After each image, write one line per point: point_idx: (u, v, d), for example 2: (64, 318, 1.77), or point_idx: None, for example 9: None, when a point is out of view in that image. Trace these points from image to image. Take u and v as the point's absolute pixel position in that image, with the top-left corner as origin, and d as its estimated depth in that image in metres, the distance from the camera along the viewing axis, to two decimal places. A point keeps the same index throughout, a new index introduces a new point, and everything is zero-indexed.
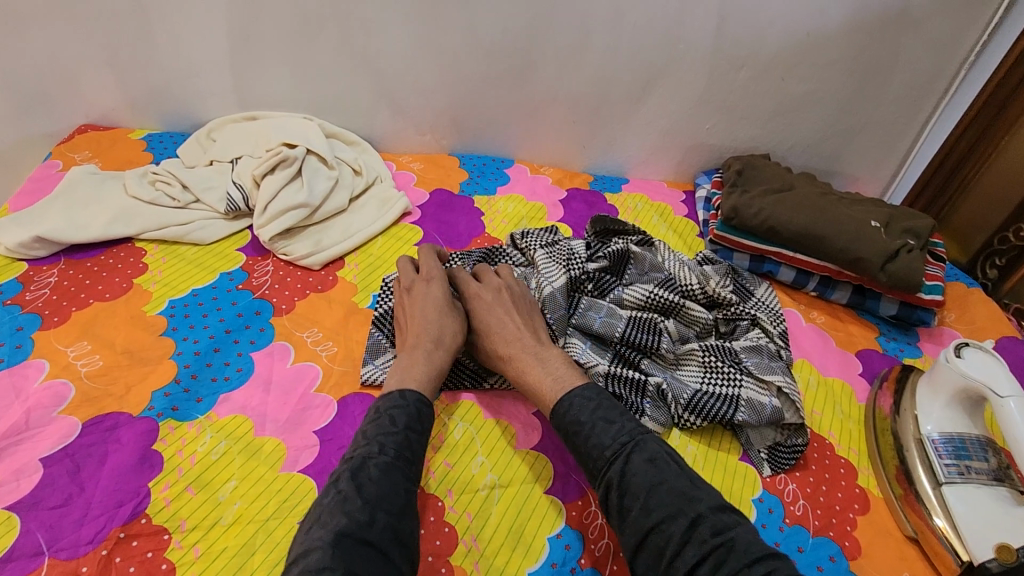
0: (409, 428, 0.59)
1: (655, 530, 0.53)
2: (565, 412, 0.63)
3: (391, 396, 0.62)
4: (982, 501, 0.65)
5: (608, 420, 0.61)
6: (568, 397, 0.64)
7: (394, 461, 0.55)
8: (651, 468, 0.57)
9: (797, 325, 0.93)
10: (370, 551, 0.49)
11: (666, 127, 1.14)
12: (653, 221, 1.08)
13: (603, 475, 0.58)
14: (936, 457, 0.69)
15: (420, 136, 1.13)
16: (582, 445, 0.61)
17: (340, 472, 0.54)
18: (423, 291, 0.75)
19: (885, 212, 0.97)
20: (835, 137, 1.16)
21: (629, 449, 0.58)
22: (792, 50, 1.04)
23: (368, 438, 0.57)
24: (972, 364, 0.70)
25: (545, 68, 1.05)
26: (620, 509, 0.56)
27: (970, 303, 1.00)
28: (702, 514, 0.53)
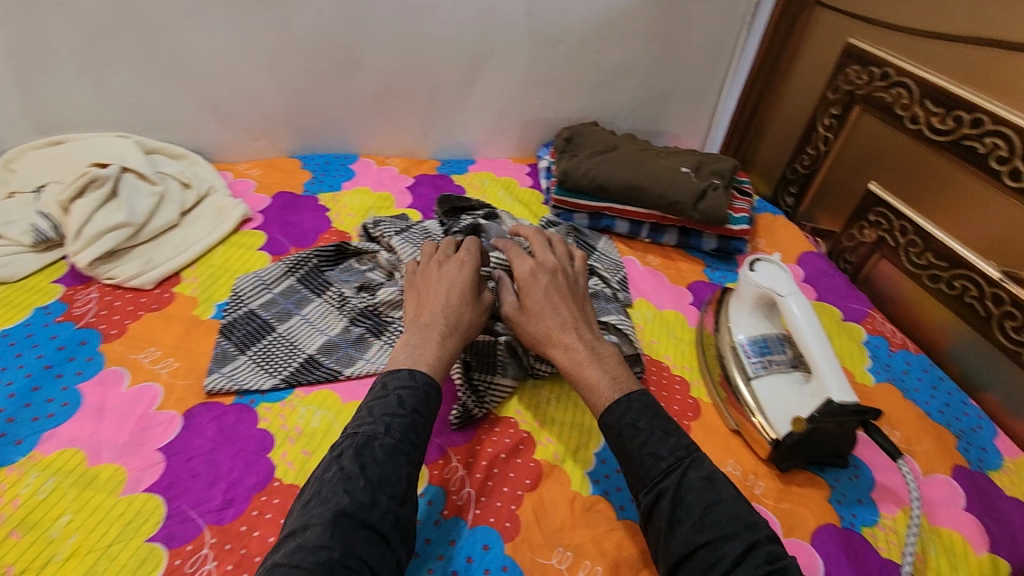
0: (416, 411, 0.59)
1: (707, 546, 0.52)
2: (620, 415, 0.62)
3: (401, 374, 0.62)
4: (781, 386, 0.75)
5: (665, 429, 0.60)
6: (626, 398, 0.63)
7: (399, 444, 0.56)
8: (707, 486, 0.56)
9: (635, 269, 1.03)
10: (369, 534, 0.51)
11: (501, 107, 1.20)
12: (499, 196, 1.14)
13: (656, 484, 0.57)
14: (746, 357, 0.79)
15: (254, 142, 1.10)
16: (635, 452, 0.59)
17: (344, 449, 0.55)
18: (452, 271, 0.74)
19: (695, 159, 1.09)
20: (653, 100, 1.28)
21: (687, 463, 0.57)
22: (598, 24, 1.13)
23: (374, 415, 0.58)
24: (761, 274, 0.81)
25: (372, 62, 1.06)
26: (670, 520, 0.54)
27: (776, 229, 1.16)
28: (761, 540, 0.52)
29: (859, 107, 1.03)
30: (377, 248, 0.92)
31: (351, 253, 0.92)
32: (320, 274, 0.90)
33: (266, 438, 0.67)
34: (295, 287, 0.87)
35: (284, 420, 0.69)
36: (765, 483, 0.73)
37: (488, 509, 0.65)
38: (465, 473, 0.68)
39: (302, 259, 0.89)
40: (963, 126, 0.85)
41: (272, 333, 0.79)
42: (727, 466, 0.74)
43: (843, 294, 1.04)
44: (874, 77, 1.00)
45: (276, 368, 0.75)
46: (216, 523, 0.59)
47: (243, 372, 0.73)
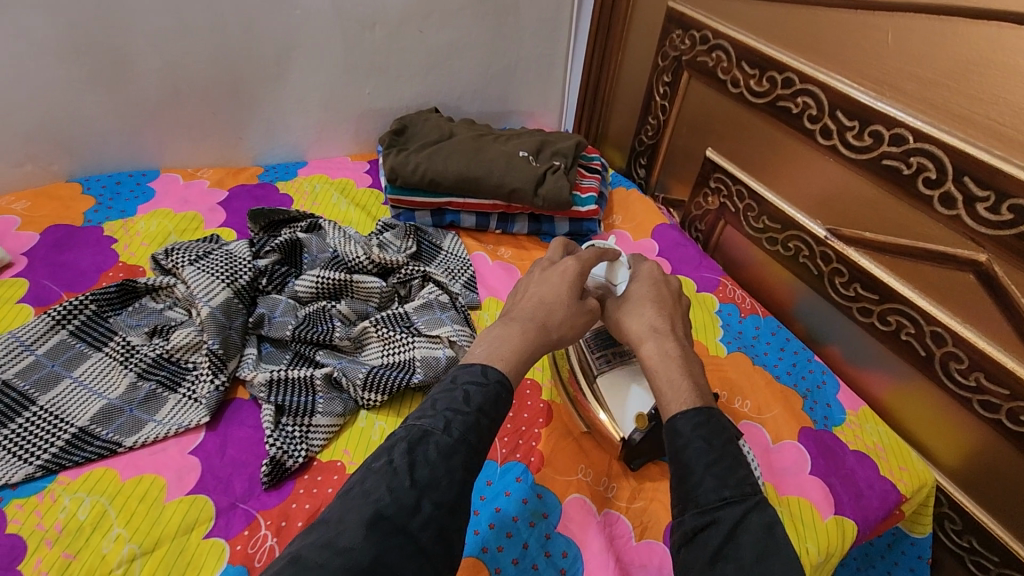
0: (482, 411, 0.49)
1: None
2: (694, 422, 0.52)
3: (473, 369, 0.52)
4: (624, 379, 0.69)
5: (739, 457, 0.50)
6: (708, 410, 0.53)
7: (457, 445, 0.46)
8: (770, 535, 0.44)
9: (485, 265, 0.96)
10: (405, 544, 0.40)
11: (324, 101, 1.08)
12: (332, 200, 1.02)
13: (710, 509, 0.46)
14: (588, 351, 0.72)
15: (16, 168, 0.92)
16: (697, 467, 0.49)
17: (397, 441, 0.46)
18: (554, 271, 0.65)
19: (536, 140, 1.04)
20: (495, 79, 1.21)
21: (756, 502, 0.47)
22: (417, 2, 1.04)
23: (436, 408, 0.48)
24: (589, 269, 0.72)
25: (148, 61, 0.90)
26: (718, 555, 0.44)
27: (630, 203, 1.14)
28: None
29: (687, 74, 1.01)
30: (173, 281, 0.78)
31: (138, 289, 0.78)
32: (102, 321, 0.75)
33: (15, 546, 0.55)
34: (68, 342, 0.72)
35: (42, 518, 0.57)
36: (619, 483, 0.69)
37: None
38: (275, 541, 0.58)
39: (74, 307, 0.73)
40: (778, 87, 0.85)
41: (30, 408, 0.65)
42: (579, 473, 0.69)
43: (696, 264, 1.03)
44: (695, 42, 0.97)
45: (32, 453, 0.61)
46: None
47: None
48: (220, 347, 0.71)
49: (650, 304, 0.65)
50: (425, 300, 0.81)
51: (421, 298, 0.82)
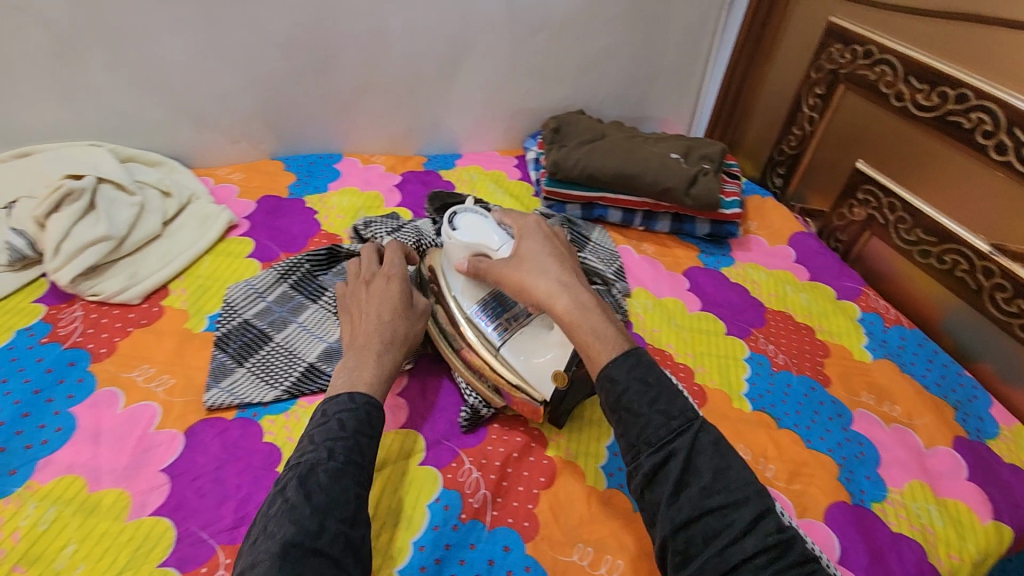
0: (359, 432, 0.56)
1: (715, 512, 0.50)
2: (629, 366, 0.56)
3: (338, 399, 0.58)
4: (522, 346, 0.70)
5: (674, 389, 0.55)
6: (633, 352, 0.57)
7: (345, 466, 0.53)
8: (718, 453, 0.52)
9: (631, 258, 1.02)
10: (320, 561, 0.47)
11: (485, 99, 1.17)
12: (489, 189, 1.12)
13: (664, 443, 0.52)
14: (484, 325, 0.72)
15: (233, 144, 1.05)
16: (643, 408, 0.54)
17: (287, 481, 0.51)
18: (381, 287, 0.70)
19: (684, 144, 1.09)
20: (638, 85, 1.27)
21: (697, 426, 0.54)
22: (579, 10, 1.12)
23: (316, 442, 0.54)
24: (465, 230, 0.72)
25: (349, 56, 1.02)
26: (678, 483, 0.51)
27: (766, 211, 1.17)
28: (770, 508, 0.51)
29: (842, 87, 1.04)
30: None
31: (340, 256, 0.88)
32: (313, 279, 0.86)
33: (272, 452, 0.66)
34: (289, 294, 0.84)
35: (290, 432, 0.68)
36: (776, 465, 0.73)
37: (505, 509, 0.64)
38: (479, 475, 0.66)
39: (294, 264, 0.86)
40: (948, 103, 0.87)
41: (268, 344, 0.77)
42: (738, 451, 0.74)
43: (836, 272, 1.05)
44: (857, 56, 1.01)
45: (277, 380, 0.72)
46: (230, 544, 0.57)
47: (243, 385, 0.71)
48: None
49: (544, 257, 0.65)
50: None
51: None
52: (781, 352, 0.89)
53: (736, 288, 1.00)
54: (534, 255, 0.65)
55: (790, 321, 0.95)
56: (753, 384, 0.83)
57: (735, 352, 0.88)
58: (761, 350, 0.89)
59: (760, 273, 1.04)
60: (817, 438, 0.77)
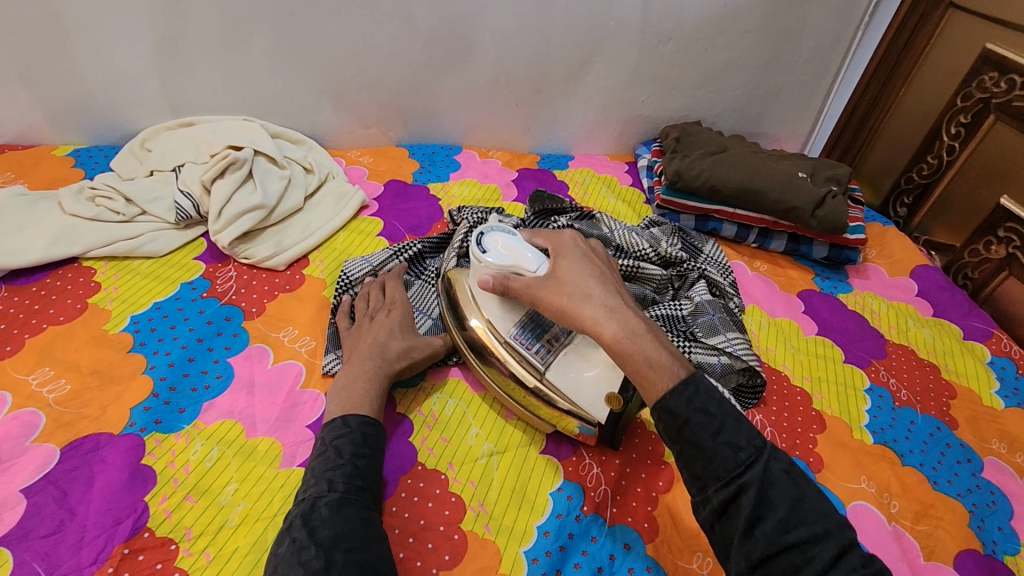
0: (356, 455, 0.57)
1: (796, 547, 0.46)
2: (689, 398, 0.52)
3: (333, 425, 0.59)
4: (571, 366, 0.66)
5: (736, 414, 0.52)
6: (692, 379, 0.53)
7: (345, 495, 0.53)
8: (791, 482, 0.48)
9: (744, 275, 1.01)
10: None
11: (603, 103, 1.19)
12: (602, 193, 1.13)
13: (734, 477, 0.48)
14: (526, 349, 0.67)
15: (366, 130, 1.13)
16: (709, 442, 0.50)
17: (292, 520, 0.51)
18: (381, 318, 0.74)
19: (808, 164, 1.07)
20: (758, 100, 1.25)
21: (766, 455, 0.50)
22: (712, 21, 1.11)
23: (316, 475, 0.54)
24: (498, 252, 0.67)
25: (484, 53, 1.06)
26: (751, 518, 0.47)
27: (887, 239, 1.12)
28: (852, 540, 0.46)
29: (993, 117, 1.00)
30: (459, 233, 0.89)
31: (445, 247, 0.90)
32: (422, 261, 0.88)
33: (404, 423, 0.69)
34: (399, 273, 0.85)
35: (420, 406, 0.71)
36: (901, 503, 0.71)
37: (625, 508, 0.65)
38: (600, 470, 0.67)
39: (403, 246, 0.87)
40: None
41: None
42: (861, 483, 0.72)
43: (963, 311, 1.00)
44: (1014, 86, 0.96)
45: None
46: None
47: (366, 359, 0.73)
48: None
49: (587, 280, 0.60)
50: (698, 301, 0.85)
51: (695, 296, 0.87)
52: (904, 388, 0.85)
53: (855, 316, 0.97)
54: (579, 275, 0.61)
55: (913, 356, 0.91)
56: (875, 416, 0.81)
57: (855, 382, 0.85)
58: (882, 383, 0.86)
59: (880, 303, 1.00)
60: (945, 481, 0.74)
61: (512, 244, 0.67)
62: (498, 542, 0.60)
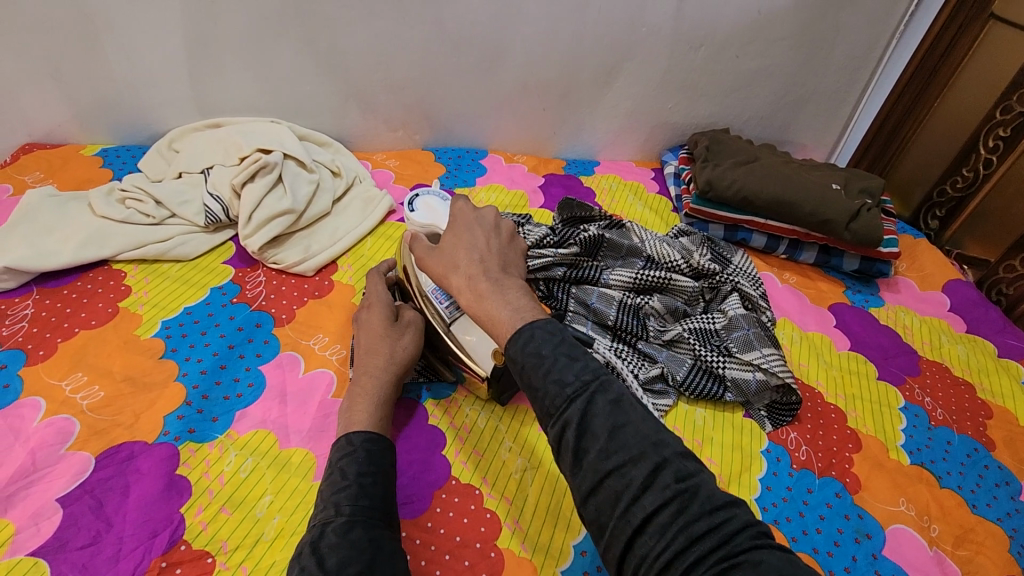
0: (361, 475, 0.54)
1: (615, 473, 0.42)
2: (524, 342, 0.49)
3: (337, 446, 0.57)
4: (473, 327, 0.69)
5: (574, 353, 0.48)
6: (529, 326, 0.50)
7: (352, 518, 0.49)
8: (617, 411, 0.45)
9: (774, 287, 1.00)
10: None
11: (632, 109, 1.17)
12: (628, 201, 1.12)
13: (561, 411, 0.45)
14: (436, 304, 0.70)
15: (392, 133, 1.12)
16: (539, 382, 0.47)
17: (301, 548, 0.48)
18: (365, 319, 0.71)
19: (840, 175, 1.06)
20: (787, 108, 1.23)
21: (594, 387, 0.46)
22: (746, 28, 1.09)
23: (322, 501, 0.52)
24: (421, 212, 0.74)
25: (513, 56, 1.05)
26: (576, 452, 0.44)
27: (919, 253, 1.11)
28: (669, 459, 0.42)
29: None
30: None
31: None
32: None
33: (438, 436, 0.69)
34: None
35: (452, 418, 0.71)
36: (940, 526, 0.69)
37: None
38: None
39: None
40: None
41: None
42: (899, 505, 0.71)
43: (997, 327, 0.98)
44: None
45: None
46: (407, 518, 0.61)
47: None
48: (610, 320, 0.83)
49: (459, 249, 0.59)
50: (732, 315, 0.83)
51: (728, 309, 0.85)
52: (940, 407, 0.84)
53: (887, 331, 0.95)
54: (458, 243, 0.60)
55: (948, 374, 0.90)
56: (911, 436, 0.79)
57: (890, 400, 0.84)
58: (917, 401, 0.84)
59: (912, 318, 0.99)
60: (984, 505, 0.73)
61: (434, 206, 0.74)
62: (534, 561, 0.59)
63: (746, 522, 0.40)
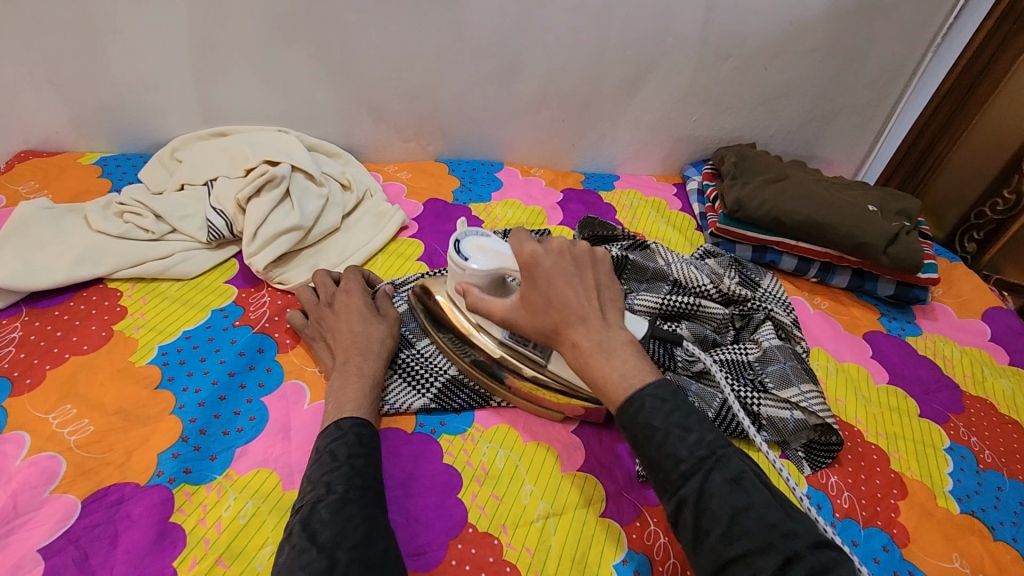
0: (352, 456, 0.53)
1: (740, 561, 0.43)
2: (635, 412, 0.49)
3: (326, 431, 0.56)
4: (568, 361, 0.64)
5: (686, 424, 0.48)
6: (639, 393, 0.50)
7: (345, 496, 0.49)
8: (736, 490, 0.45)
9: (805, 312, 0.95)
10: None
11: (654, 121, 1.12)
12: (651, 218, 1.07)
13: (676, 488, 0.47)
14: (519, 348, 0.66)
15: (404, 143, 1.07)
16: (652, 454, 0.48)
17: (291, 528, 0.47)
18: (344, 304, 0.70)
19: (876, 196, 1.00)
20: (815, 123, 1.18)
21: (712, 464, 0.46)
22: (776, 39, 1.04)
23: (311, 481, 0.51)
24: (477, 257, 0.63)
25: (533, 65, 1.00)
26: (696, 531, 0.45)
27: (955, 277, 1.06)
28: (799, 551, 0.42)
29: None
30: None
31: None
32: None
33: (453, 477, 0.63)
34: None
35: (468, 456, 0.65)
36: None
37: None
38: (667, 541, 0.61)
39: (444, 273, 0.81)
40: None
41: (412, 349, 0.74)
42: (952, 561, 0.65)
43: None
44: None
45: (423, 385, 0.70)
46: (418, 572, 0.55)
47: (393, 388, 0.69)
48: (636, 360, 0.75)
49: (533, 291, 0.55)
50: (766, 347, 0.78)
51: (762, 339, 0.80)
52: (987, 448, 0.78)
53: (927, 363, 0.90)
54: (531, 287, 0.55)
55: (993, 412, 0.84)
56: (959, 481, 0.74)
57: (934, 441, 0.78)
58: (963, 442, 0.79)
59: (953, 348, 0.93)
60: None
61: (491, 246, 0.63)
62: None
63: None
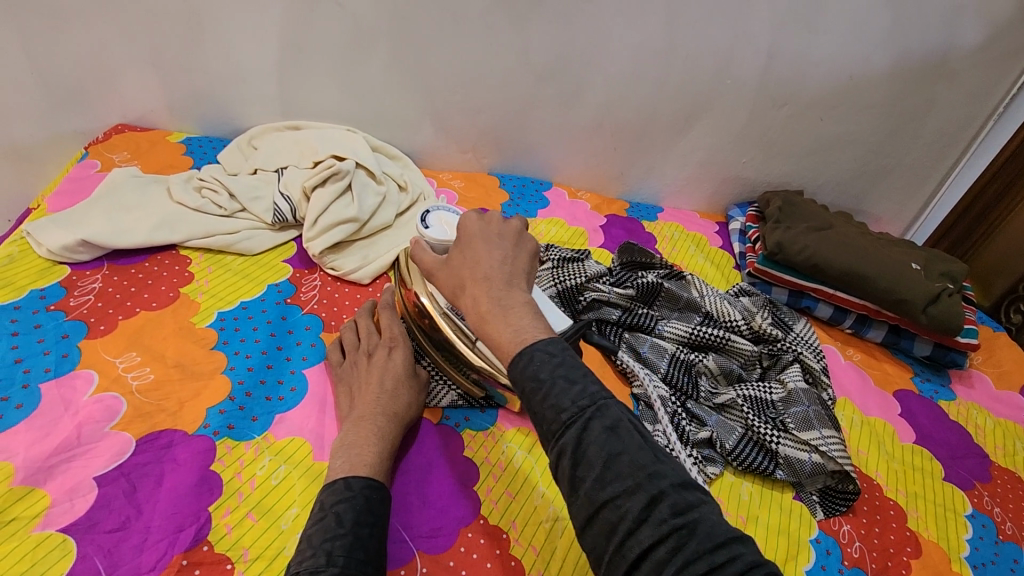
0: (357, 523, 0.52)
1: (609, 505, 0.41)
2: (524, 365, 0.46)
3: (333, 488, 0.55)
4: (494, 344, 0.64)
5: (571, 375, 0.45)
6: (528, 349, 0.46)
7: (345, 571, 0.47)
8: (612, 438, 0.43)
9: (837, 362, 0.94)
10: None
11: (703, 159, 1.15)
12: (690, 252, 1.09)
13: (556, 436, 0.43)
14: (459, 321, 0.66)
15: (461, 154, 1.13)
16: (537, 407, 0.45)
17: None
18: (383, 359, 0.68)
19: (921, 255, 1.00)
20: (866, 178, 1.18)
21: (591, 413, 0.43)
22: (834, 92, 1.06)
23: (311, 545, 0.49)
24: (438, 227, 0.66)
25: (592, 93, 1.04)
26: (572, 481, 0.42)
27: (997, 347, 1.04)
28: (664, 491, 0.41)
29: None
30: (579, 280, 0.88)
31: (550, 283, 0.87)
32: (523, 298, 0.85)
33: (470, 469, 0.66)
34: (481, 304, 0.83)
35: (488, 452, 0.68)
36: None
37: None
38: None
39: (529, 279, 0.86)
40: None
41: None
42: None
43: None
44: None
45: None
46: (428, 552, 0.58)
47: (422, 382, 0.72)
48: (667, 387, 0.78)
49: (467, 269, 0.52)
50: (792, 388, 0.78)
51: (788, 380, 0.81)
52: (1011, 521, 0.77)
53: (957, 428, 0.88)
54: (464, 261, 0.53)
55: (1022, 486, 0.82)
56: (977, 549, 0.72)
57: (956, 506, 0.77)
58: (986, 511, 0.77)
59: (986, 418, 0.91)
60: None
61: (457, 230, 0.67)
62: None
63: (749, 564, 0.38)
